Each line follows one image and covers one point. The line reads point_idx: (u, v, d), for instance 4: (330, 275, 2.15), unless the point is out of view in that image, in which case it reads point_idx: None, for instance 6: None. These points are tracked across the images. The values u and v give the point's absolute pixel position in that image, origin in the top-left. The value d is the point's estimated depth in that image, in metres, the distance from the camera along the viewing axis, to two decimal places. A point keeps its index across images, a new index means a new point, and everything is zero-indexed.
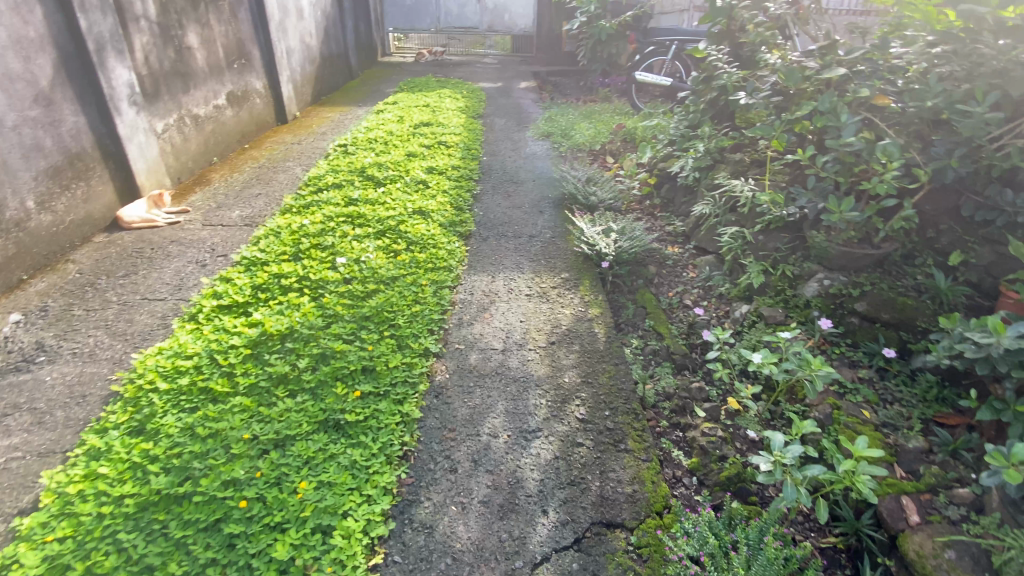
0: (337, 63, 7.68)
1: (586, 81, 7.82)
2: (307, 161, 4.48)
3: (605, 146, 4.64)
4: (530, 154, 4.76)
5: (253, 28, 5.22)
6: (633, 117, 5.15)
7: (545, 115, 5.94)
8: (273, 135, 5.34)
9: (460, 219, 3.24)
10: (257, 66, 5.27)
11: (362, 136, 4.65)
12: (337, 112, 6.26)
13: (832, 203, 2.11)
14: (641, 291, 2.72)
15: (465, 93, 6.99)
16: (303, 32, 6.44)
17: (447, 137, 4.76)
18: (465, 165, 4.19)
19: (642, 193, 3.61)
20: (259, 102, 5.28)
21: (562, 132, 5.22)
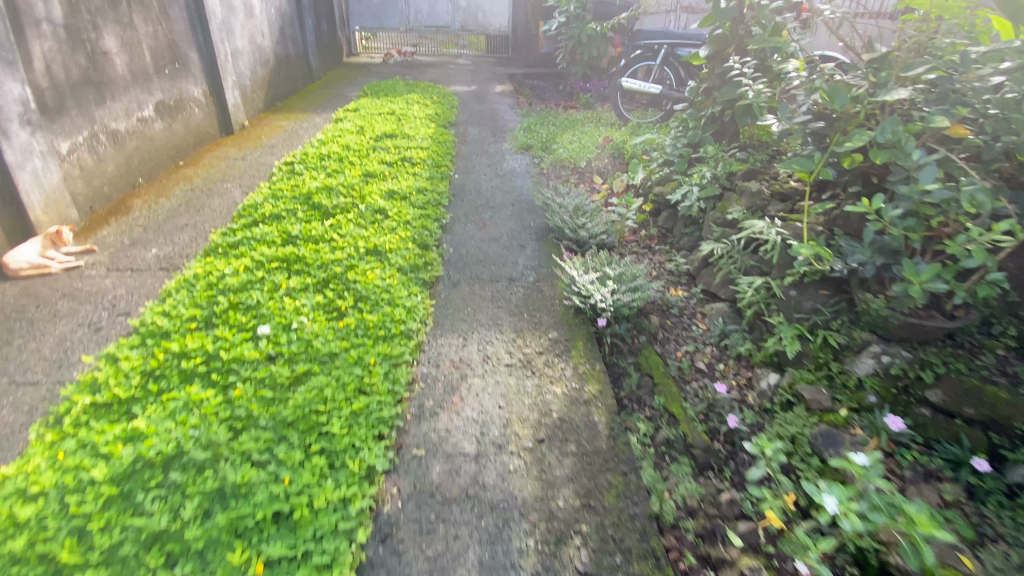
0: (293, 64, 7.02)
1: (564, 86, 7.36)
2: (248, 183, 3.88)
3: (591, 163, 4.17)
4: (508, 171, 4.25)
5: (192, 29, 4.57)
6: (619, 129, 4.70)
7: (523, 125, 5.44)
8: (214, 149, 4.71)
9: (423, 259, 2.70)
10: (196, 71, 4.62)
11: (314, 151, 4.06)
12: (292, 121, 5.65)
13: (908, 268, 1.61)
14: (646, 353, 2.24)
15: (435, 98, 6.45)
16: (253, 31, 5.78)
17: (412, 151, 4.21)
18: (433, 186, 3.64)
19: (637, 223, 3.14)
20: (198, 111, 4.64)
21: (542, 145, 4.73)
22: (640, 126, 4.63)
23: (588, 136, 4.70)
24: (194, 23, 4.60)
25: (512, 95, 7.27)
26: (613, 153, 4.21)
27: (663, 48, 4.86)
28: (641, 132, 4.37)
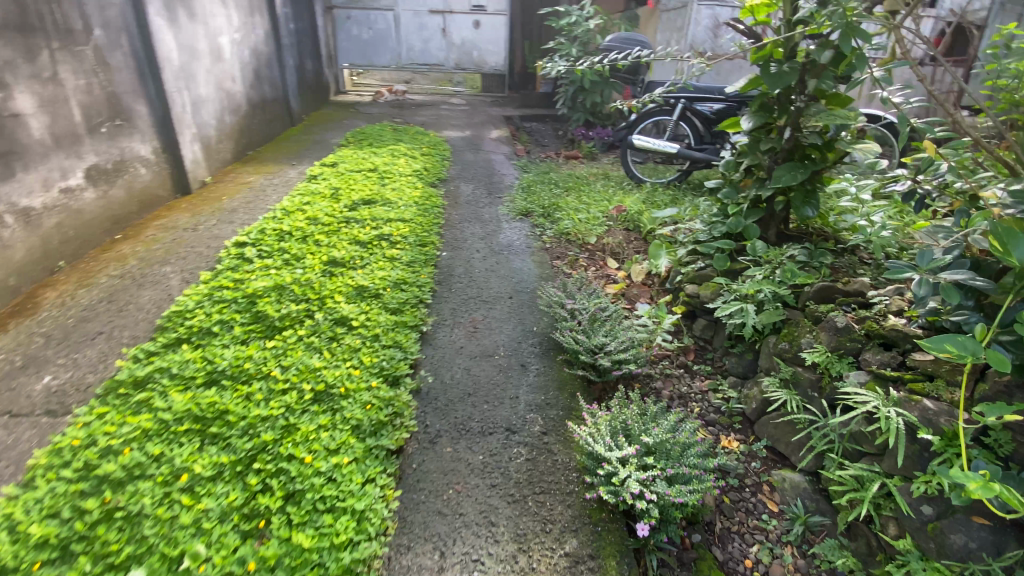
0: (270, 108, 6.47)
1: (565, 132, 6.90)
2: (193, 266, 3.24)
3: (603, 236, 3.54)
4: (505, 247, 3.62)
5: (141, 79, 4.00)
6: (632, 193, 4.17)
7: (522, 182, 4.90)
8: (166, 215, 4.08)
9: (389, 401, 1.99)
10: (145, 128, 4.03)
11: (274, 226, 3.42)
12: (260, 176, 5.05)
13: None
14: (705, 568, 1.61)
15: (424, 148, 5.87)
16: (220, 75, 5.22)
17: (392, 224, 3.57)
18: (412, 274, 3.00)
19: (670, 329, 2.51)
20: (146, 173, 4.03)
21: (544, 209, 4.13)
22: (656, 192, 4.08)
23: (596, 199, 4.12)
24: (144, 72, 4.03)
25: (509, 143, 6.79)
26: (628, 225, 3.61)
27: (681, 102, 4.23)
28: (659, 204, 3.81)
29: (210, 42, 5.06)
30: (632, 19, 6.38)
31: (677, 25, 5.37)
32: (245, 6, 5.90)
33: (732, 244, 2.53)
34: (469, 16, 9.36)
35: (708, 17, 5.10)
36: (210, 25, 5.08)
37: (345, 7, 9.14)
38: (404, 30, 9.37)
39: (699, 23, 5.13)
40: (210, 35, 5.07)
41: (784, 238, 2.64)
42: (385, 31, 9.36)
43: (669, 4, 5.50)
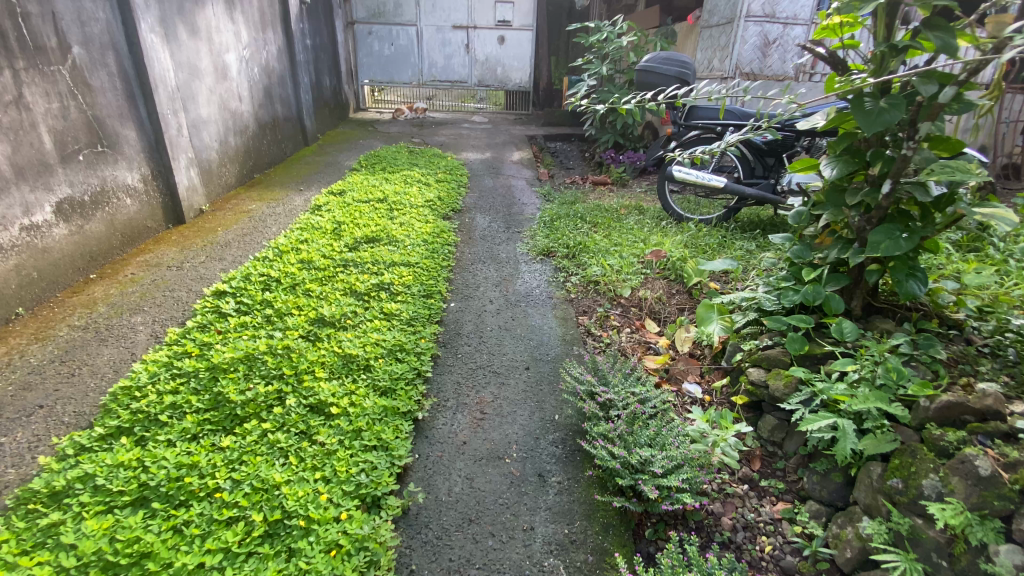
0: (281, 127, 6.16)
1: (593, 157, 6.45)
2: (166, 317, 2.85)
3: (639, 286, 3.01)
4: (524, 297, 3.12)
5: (131, 101, 3.68)
6: (670, 232, 3.68)
7: (545, 214, 4.45)
8: (152, 249, 3.73)
9: (362, 542, 1.52)
10: (133, 154, 3.70)
11: (261, 270, 2.99)
12: (262, 204, 4.67)
13: None
14: None
15: (440, 173, 5.44)
16: (224, 94, 4.91)
17: (396, 269, 3.11)
18: (412, 336, 2.53)
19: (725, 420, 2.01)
20: (131, 204, 3.68)
21: (569, 248, 3.65)
22: (697, 234, 3.58)
23: (629, 239, 3.63)
24: (133, 93, 3.71)
25: (531, 166, 6.36)
26: (668, 275, 3.09)
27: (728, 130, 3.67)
28: (703, 250, 3.31)
29: (214, 60, 4.76)
30: (668, 36, 5.92)
31: (720, 44, 4.89)
32: (256, 22, 5.62)
33: (811, 323, 2.02)
34: (494, 32, 9.05)
35: (756, 35, 4.60)
36: (214, 42, 4.78)
37: (367, 22, 8.89)
38: (427, 46, 9.07)
39: (746, 42, 4.63)
40: (214, 52, 4.77)
41: (870, 310, 2.14)
42: (408, 46, 9.07)
43: (712, 20, 5.03)
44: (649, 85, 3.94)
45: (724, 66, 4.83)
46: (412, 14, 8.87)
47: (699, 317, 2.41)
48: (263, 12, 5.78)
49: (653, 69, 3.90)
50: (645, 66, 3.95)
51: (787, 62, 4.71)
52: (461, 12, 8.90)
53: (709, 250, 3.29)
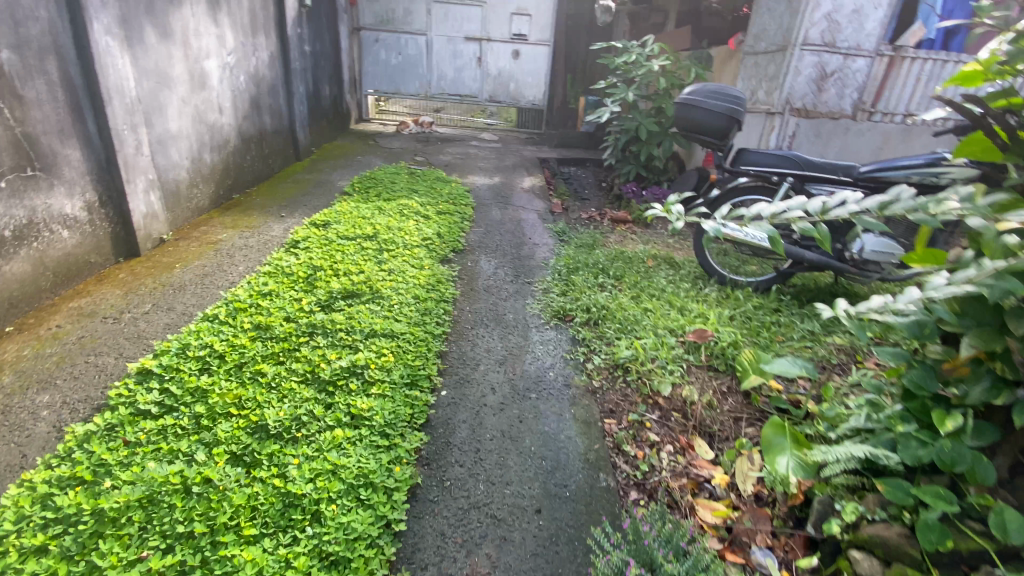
0: (268, 141, 5.57)
1: (611, 188, 5.88)
2: (80, 399, 2.23)
3: (682, 380, 2.37)
4: (535, 382, 2.46)
5: (77, 115, 3.09)
6: (711, 298, 3.08)
7: (559, 260, 3.84)
8: (92, 291, 3.12)
9: None
10: (75, 177, 3.09)
11: (203, 341, 2.36)
12: (234, 233, 4.06)
13: None
14: None
15: (441, 204, 4.83)
16: (199, 106, 4.32)
17: (374, 341, 2.45)
18: (385, 452, 1.89)
19: None
20: (69, 237, 3.07)
21: (589, 312, 3.00)
22: (746, 307, 2.95)
23: (662, 306, 3.00)
24: (81, 106, 3.12)
25: (543, 196, 5.76)
26: (717, 365, 2.46)
27: (786, 181, 3.12)
28: (758, 331, 2.68)
29: (189, 67, 4.18)
30: (702, 60, 5.36)
31: (768, 73, 4.32)
32: (245, 25, 5.06)
33: (954, 506, 1.42)
34: (508, 46, 8.54)
35: (813, 66, 4.07)
36: (192, 46, 4.21)
37: (374, 29, 8.36)
38: (437, 56, 8.53)
39: (800, 73, 4.09)
40: (190, 58, 4.20)
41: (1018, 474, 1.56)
42: (416, 56, 8.52)
43: (758, 47, 4.47)
44: (690, 121, 3.31)
45: (772, 99, 4.26)
46: (424, 23, 8.35)
47: (767, 443, 1.85)
48: (254, 14, 5.21)
49: (696, 104, 3.27)
50: (687, 99, 3.32)
51: (845, 97, 4.18)
52: (475, 22, 8.38)
53: (765, 332, 2.66)
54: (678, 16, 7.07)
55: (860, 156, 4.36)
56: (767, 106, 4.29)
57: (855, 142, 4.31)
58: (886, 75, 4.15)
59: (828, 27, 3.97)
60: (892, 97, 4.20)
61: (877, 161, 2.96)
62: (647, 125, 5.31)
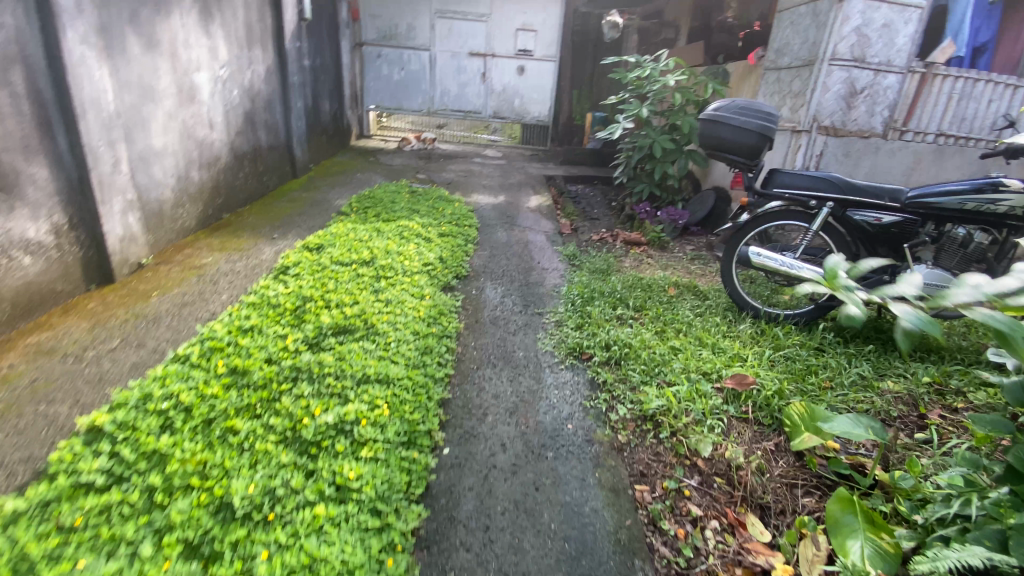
0: (262, 158, 5.31)
1: (622, 209, 5.60)
2: (20, 459, 1.91)
3: (723, 439, 2.03)
4: (551, 437, 2.11)
5: (46, 130, 2.81)
6: (744, 335, 2.77)
7: (572, 288, 3.53)
8: (55, 323, 2.81)
9: None
10: (40, 199, 2.80)
11: (168, 390, 2.04)
12: (221, 256, 3.77)
13: None
14: None
15: (444, 225, 4.54)
16: (187, 121, 4.06)
17: (367, 388, 2.12)
18: (375, 535, 1.55)
19: None
20: (31, 264, 2.77)
21: (609, 350, 2.67)
22: (785, 346, 2.63)
23: (691, 344, 2.67)
24: (51, 121, 2.84)
25: (550, 216, 5.48)
26: (761, 420, 2.12)
27: (825, 207, 2.81)
28: (803, 377, 2.35)
29: (177, 80, 3.93)
30: (718, 75, 5.11)
31: (793, 89, 4.06)
32: (240, 38, 4.82)
33: None
34: (513, 62, 8.35)
35: (842, 82, 3.80)
36: (180, 58, 3.96)
37: (376, 44, 8.17)
38: (440, 72, 8.33)
39: (829, 89, 3.81)
40: (179, 71, 3.94)
41: None
42: (419, 72, 8.33)
43: (781, 62, 4.22)
44: (717, 139, 3.03)
45: (797, 116, 3.99)
46: (427, 38, 8.17)
47: (832, 523, 1.51)
48: (250, 26, 4.98)
49: (723, 120, 2.99)
50: (712, 115, 3.04)
51: (875, 115, 3.91)
52: (479, 38, 8.20)
53: (812, 378, 2.33)
54: (688, 32, 6.86)
55: (892, 177, 4.08)
56: (792, 123, 4.02)
57: (887, 164, 4.01)
58: (918, 92, 3.87)
59: (859, 41, 3.71)
60: (924, 115, 3.91)
61: (924, 186, 2.62)
62: (661, 143, 5.05)
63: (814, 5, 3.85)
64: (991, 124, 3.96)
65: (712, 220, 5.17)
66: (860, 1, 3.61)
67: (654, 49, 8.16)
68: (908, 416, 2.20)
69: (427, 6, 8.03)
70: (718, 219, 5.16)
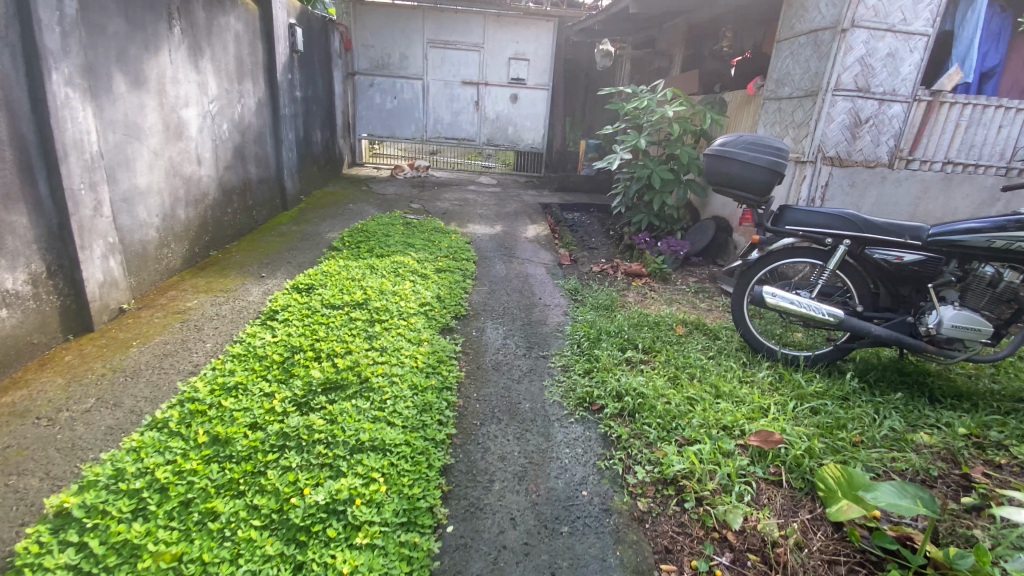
0: (252, 192, 5.16)
1: (621, 238, 5.48)
2: None
3: (754, 508, 1.87)
4: (565, 507, 1.92)
5: (26, 176, 2.63)
6: (764, 383, 2.61)
7: (576, 327, 3.36)
8: (28, 378, 2.57)
9: None
10: (19, 247, 2.61)
11: (142, 466, 1.85)
12: (206, 298, 3.60)
13: None
14: None
15: (441, 260, 4.40)
16: (173, 158, 3.92)
17: (361, 457, 1.93)
18: None
19: None
20: (7, 317, 2.56)
21: (620, 400, 2.47)
22: (809, 396, 2.51)
23: (708, 392, 2.51)
24: (32, 166, 2.66)
25: (548, 246, 5.34)
26: (793, 482, 1.98)
27: (842, 244, 2.72)
28: (832, 432, 2.23)
29: (164, 117, 3.80)
30: (715, 104, 5.08)
31: (795, 119, 3.99)
32: (230, 72, 4.73)
33: None
34: (507, 90, 8.34)
35: (846, 112, 3.74)
36: (168, 94, 3.84)
37: (369, 73, 8.14)
38: (433, 101, 8.30)
39: (833, 120, 3.75)
40: (166, 107, 3.82)
41: None
42: (412, 101, 8.29)
43: (781, 92, 4.17)
44: (724, 174, 2.92)
45: (801, 147, 3.91)
46: (420, 67, 8.16)
47: None
48: (241, 60, 4.89)
49: (731, 155, 2.89)
50: (719, 150, 2.94)
51: (880, 145, 3.85)
52: (473, 67, 8.21)
53: (841, 433, 2.21)
54: (682, 60, 6.88)
55: (898, 207, 4.01)
56: (796, 153, 3.94)
57: (893, 193, 3.95)
58: (924, 120, 3.81)
59: (862, 71, 3.66)
60: (930, 144, 3.86)
61: (946, 223, 2.54)
62: (660, 172, 4.96)
63: (815, 36, 3.81)
64: (1000, 152, 3.90)
65: (713, 250, 5.08)
66: (862, 32, 3.57)
67: (646, 77, 8.20)
68: (949, 474, 2.02)
69: (420, 36, 8.04)
70: (719, 249, 5.06)
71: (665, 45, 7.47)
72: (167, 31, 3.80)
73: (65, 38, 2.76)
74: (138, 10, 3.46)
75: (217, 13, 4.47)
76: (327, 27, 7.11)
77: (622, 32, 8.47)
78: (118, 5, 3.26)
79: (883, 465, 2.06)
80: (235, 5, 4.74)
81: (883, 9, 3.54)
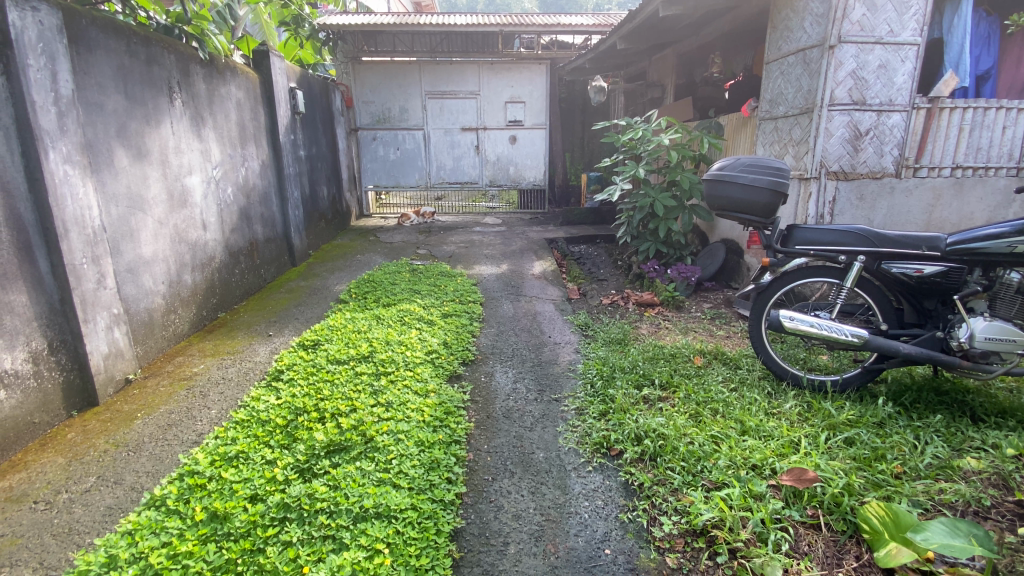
0: (259, 251, 5.22)
1: (630, 268, 5.39)
2: None
3: (794, 559, 1.71)
4: (586, 569, 1.77)
5: (26, 255, 2.66)
6: (789, 415, 2.47)
7: (589, 364, 3.24)
8: (27, 461, 2.51)
9: None
10: (17, 326, 2.61)
11: (136, 550, 1.76)
12: (212, 362, 3.57)
13: None
14: None
15: (447, 304, 4.35)
16: (178, 224, 3.97)
17: (365, 528, 1.81)
18: None
19: None
20: (5, 398, 2.53)
21: (640, 443, 2.33)
22: (841, 425, 2.36)
23: (733, 429, 2.36)
24: (31, 245, 2.69)
25: (556, 281, 5.27)
26: (832, 525, 1.82)
27: (856, 261, 2.61)
28: (871, 464, 2.08)
29: (168, 186, 3.88)
30: (712, 129, 5.06)
31: (793, 137, 3.94)
32: (233, 138, 4.86)
33: None
34: (505, 132, 8.49)
35: (844, 126, 3.68)
36: (171, 164, 3.93)
37: (371, 128, 8.37)
38: (434, 149, 8.47)
39: (832, 134, 3.69)
40: (169, 177, 3.91)
41: None
42: (414, 150, 8.47)
43: (776, 111, 4.15)
44: (725, 199, 2.86)
45: (803, 164, 3.84)
46: (419, 118, 8.37)
47: None
48: (243, 125, 5.04)
49: (730, 179, 2.83)
50: (718, 174, 2.88)
51: (884, 155, 3.77)
52: (470, 113, 8.40)
53: (881, 465, 2.05)
54: (674, 89, 6.94)
55: (911, 216, 3.89)
56: (799, 171, 3.86)
57: (904, 203, 3.85)
58: (926, 128, 3.74)
59: (855, 85, 3.63)
60: (936, 150, 3.78)
61: (965, 230, 2.41)
62: (662, 200, 4.92)
63: (804, 54, 3.81)
64: (1009, 152, 3.82)
65: (725, 273, 4.98)
66: (851, 46, 3.56)
67: (641, 108, 8.29)
68: (1003, 502, 1.84)
69: (417, 88, 8.28)
70: (732, 272, 4.95)
71: (657, 76, 7.57)
72: (169, 105, 3.93)
73: (61, 117, 2.83)
74: (138, 87, 3.59)
75: (218, 84, 4.64)
76: (328, 87, 7.37)
77: (613, 67, 8.62)
78: (117, 84, 3.38)
79: (931, 498, 1.88)
80: (235, 74, 4.92)
81: (869, 23, 3.54)
